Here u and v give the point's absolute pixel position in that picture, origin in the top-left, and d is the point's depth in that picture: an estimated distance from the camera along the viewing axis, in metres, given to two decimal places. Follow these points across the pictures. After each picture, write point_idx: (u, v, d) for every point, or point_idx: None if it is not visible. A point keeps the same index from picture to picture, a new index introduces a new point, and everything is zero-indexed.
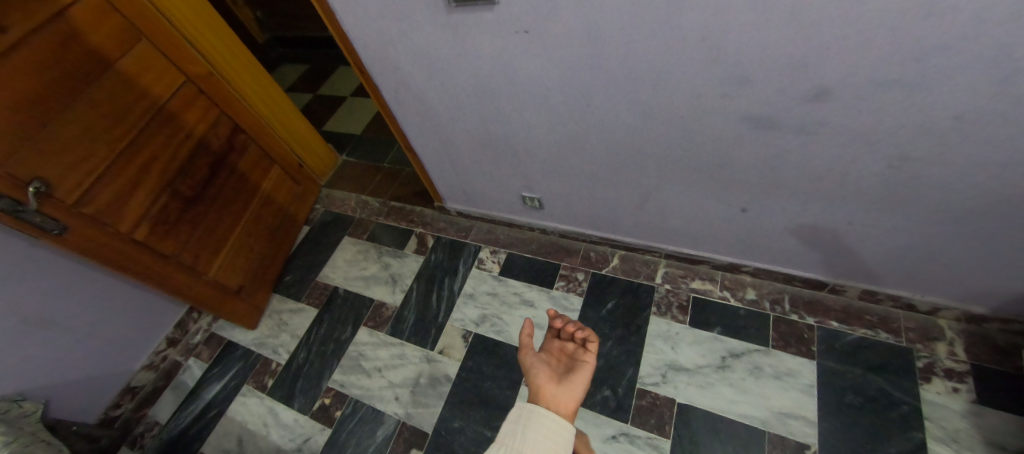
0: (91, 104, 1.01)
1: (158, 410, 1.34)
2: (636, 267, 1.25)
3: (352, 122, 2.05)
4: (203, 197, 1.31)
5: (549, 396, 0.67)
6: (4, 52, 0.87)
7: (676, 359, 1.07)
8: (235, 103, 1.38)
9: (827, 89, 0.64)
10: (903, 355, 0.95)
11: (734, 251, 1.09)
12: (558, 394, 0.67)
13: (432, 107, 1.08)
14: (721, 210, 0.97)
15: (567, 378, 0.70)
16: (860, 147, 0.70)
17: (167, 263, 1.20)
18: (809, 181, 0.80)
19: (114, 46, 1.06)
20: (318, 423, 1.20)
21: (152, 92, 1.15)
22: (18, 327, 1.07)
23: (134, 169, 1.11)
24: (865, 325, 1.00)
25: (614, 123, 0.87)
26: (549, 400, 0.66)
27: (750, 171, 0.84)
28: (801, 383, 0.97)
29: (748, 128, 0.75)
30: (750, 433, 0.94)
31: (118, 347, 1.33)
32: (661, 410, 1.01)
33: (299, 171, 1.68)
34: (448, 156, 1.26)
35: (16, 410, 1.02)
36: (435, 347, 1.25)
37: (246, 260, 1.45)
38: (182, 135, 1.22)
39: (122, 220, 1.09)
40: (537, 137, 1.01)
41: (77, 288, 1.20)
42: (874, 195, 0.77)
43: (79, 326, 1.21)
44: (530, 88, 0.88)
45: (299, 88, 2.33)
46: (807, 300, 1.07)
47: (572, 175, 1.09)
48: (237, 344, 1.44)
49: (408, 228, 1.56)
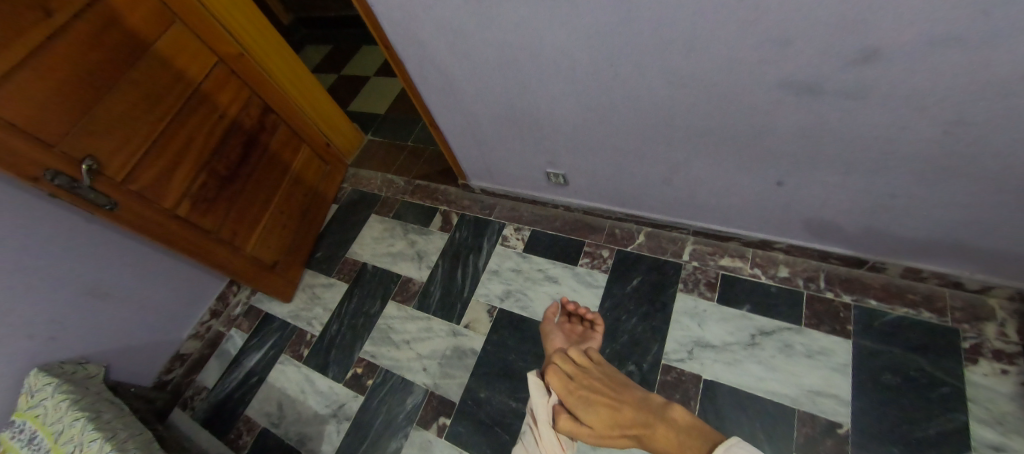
0: (132, 85, 1.06)
1: (206, 376, 1.43)
2: (662, 244, 1.23)
3: (377, 101, 2.06)
4: (238, 175, 1.36)
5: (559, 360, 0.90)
6: (51, 35, 0.92)
7: (702, 335, 1.06)
8: (265, 82, 1.41)
9: (877, 49, 0.60)
10: (947, 335, 0.90)
11: (767, 227, 1.05)
12: None
13: (457, 82, 1.08)
14: (755, 184, 0.93)
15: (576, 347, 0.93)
16: (912, 112, 0.65)
17: (209, 238, 1.27)
18: (853, 150, 0.76)
19: (149, 28, 1.09)
20: (351, 391, 1.26)
21: (188, 73, 1.18)
22: (79, 296, 1.17)
23: (174, 149, 1.17)
24: (906, 304, 0.96)
25: (641, 93, 0.85)
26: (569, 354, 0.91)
27: (787, 141, 0.80)
28: (835, 362, 0.94)
29: (787, 94, 0.71)
30: (779, 410, 0.93)
31: (168, 317, 1.43)
32: (686, 386, 1.01)
33: (327, 150, 1.72)
34: (472, 133, 1.26)
35: (82, 371, 1.13)
36: (460, 321, 1.28)
37: (280, 237, 1.51)
38: (216, 116, 1.27)
39: (166, 197, 1.15)
40: (562, 110, 0.99)
41: (130, 262, 1.29)
42: (926, 164, 0.72)
43: (132, 297, 1.30)
44: (555, 59, 0.86)
45: (325, 68, 2.36)
46: (844, 278, 1.03)
47: (597, 150, 1.07)
48: (274, 317, 1.51)
49: (433, 206, 1.58)
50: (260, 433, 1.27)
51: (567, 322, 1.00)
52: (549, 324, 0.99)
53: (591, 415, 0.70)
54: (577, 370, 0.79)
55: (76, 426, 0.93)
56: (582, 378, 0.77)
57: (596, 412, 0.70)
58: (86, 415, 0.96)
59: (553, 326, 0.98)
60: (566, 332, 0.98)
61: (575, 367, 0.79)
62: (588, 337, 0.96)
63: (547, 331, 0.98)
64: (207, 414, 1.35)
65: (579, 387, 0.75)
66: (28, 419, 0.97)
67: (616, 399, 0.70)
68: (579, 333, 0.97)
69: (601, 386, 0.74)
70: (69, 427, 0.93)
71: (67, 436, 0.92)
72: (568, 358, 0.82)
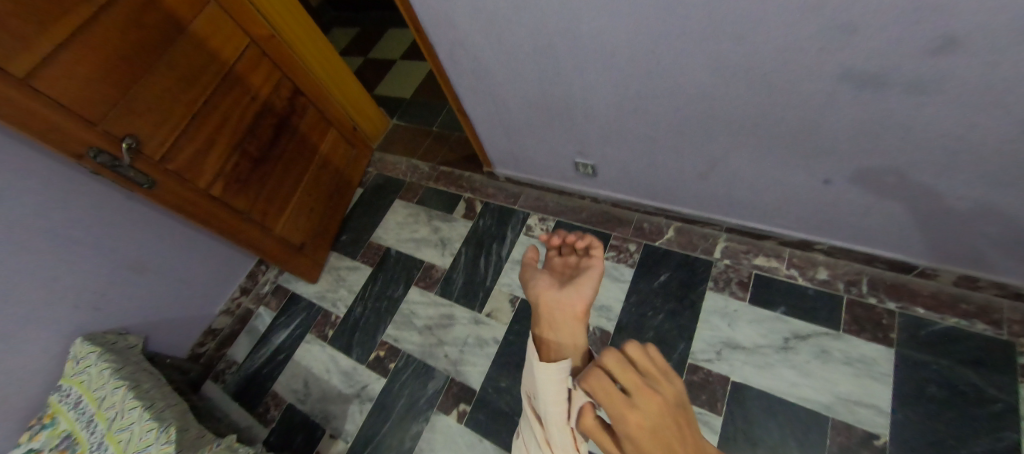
0: (170, 66, 1.07)
1: (236, 351, 1.49)
2: (693, 239, 1.19)
3: (403, 85, 2.05)
4: (269, 157, 1.38)
5: (551, 302, 0.70)
6: (94, 15, 0.93)
7: (733, 337, 1.02)
8: (296, 65, 1.42)
9: (957, 37, 0.54)
10: (1002, 350, 0.85)
11: (808, 226, 0.99)
12: (561, 297, 0.70)
13: (488, 66, 1.05)
14: (799, 180, 0.88)
15: (568, 284, 0.73)
16: (988, 108, 0.60)
17: (240, 218, 1.30)
18: (914, 149, 0.70)
19: (186, 8, 1.10)
20: (374, 372, 1.29)
21: (222, 54, 1.19)
22: (120, 270, 1.22)
23: (209, 130, 1.18)
24: (958, 313, 0.90)
25: (682, 80, 0.80)
26: (562, 292, 0.71)
27: (840, 137, 0.75)
28: (877, 372, 0.90)
29: (846, 86, 0.66)
30: (811, 417, 0.90)
31: (201, 293, 1.48)
32: (714, 387, 0.98)
33: (354, 134, 1.72)
34: (500, 119, 1.23)
35: (123, 342, 1.17)
36: (483, 310, 1.28)
37: (308, 219, 1.54)
38: (248, 97, 1.28)
39: (201, 177, 1.18)
40: (597, 97, 0.95)
41: (168, 239, 1.33)
42: (997, 166, 0.66)
43: (168, 272, 1.35)
44: (593, 43, 0.82)
45: (352, 51, 2.36)
46: (889, 284, 0.97)
47: (631, 140, 1.03)
48: (301, 297, 1.55)
49: (457, 193, 1.57)
50: (287, 408, 1.31)
51: (558, 259, 0.82)
52: (532, 269, 0.80)
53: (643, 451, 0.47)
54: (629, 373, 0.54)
55: (117, 394, 0.98)
56: (636, 388, 0.53)
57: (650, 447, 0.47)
58: (127, 383, 1.01)
59: (535, 269, 0.79)
60: (556, 269, 0.81)
61: (627, 371, 0.55)
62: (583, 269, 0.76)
63: (531, 275, 0.79)
64: (237, 388, 1.40)
65: (628, 400, 0.51)
66: (73, 384, 1.03)
67: (679, 441, 0.48)
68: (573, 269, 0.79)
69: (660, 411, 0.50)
70: (112, 394, 0.98)
71: (109, 402, 0.98)
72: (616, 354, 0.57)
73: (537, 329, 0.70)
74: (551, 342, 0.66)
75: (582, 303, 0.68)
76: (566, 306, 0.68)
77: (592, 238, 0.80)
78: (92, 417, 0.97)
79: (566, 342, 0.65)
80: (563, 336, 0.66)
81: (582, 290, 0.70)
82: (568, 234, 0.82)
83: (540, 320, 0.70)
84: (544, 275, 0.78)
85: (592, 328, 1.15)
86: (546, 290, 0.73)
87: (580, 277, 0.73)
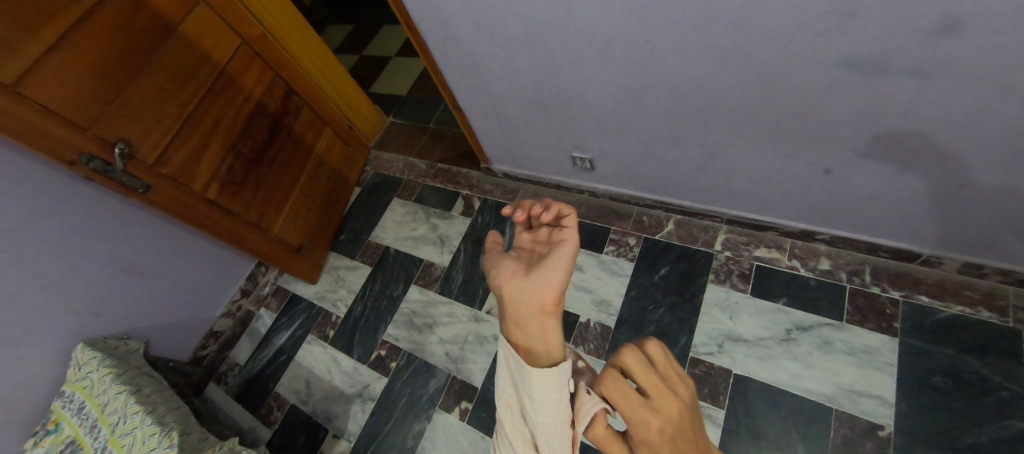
0: (160, 68, 1.06)
1: (238, 353, 1.49)
2: (693, 232, 1.18)
3: (399, 82, 2.04)
4: (264, 158, 1.37)
5: (514, 297, 0.56)
6: (81, 18, 0.92)
7: (735, 329, 1.02)
8: (288, 65, 1.40)
9: (960, 19, 0.52)
10: (1009, 336, 0.84)
11: (809, 216, 0.98)
12: (526, 289, 0.55)
13: (481, 61, 1.03)
14: (800, 171, 0.87)
15: (535, 269, 0.58)
16: (992, 92, 0.58)
17: (237, 220, 1.29)
18: (916, 136, 0.69)
19: (175, 9, 1.09)
20: (375, 372, 1.29)
21: (213, 55, 1.18)
22: (119, 275, 1.21)
23: (202, 132, 1.17)
24: (962, 301, 0.89)
25: (679, 71, 0.79)
26: (529, 280, 0.56)
27: (840, 125, 0.74)
28: (880, 362, 0.89)
29: (846, 73, 0.65)
30: (814, 409, 0.89)
31: (201, 296, 1.48)
32: (715, 380, 0.98)
33: (350, 133, 1.71)
34: (496, 115, 1.22)
35: (124, 347, 1.18)
36: (483, 307, 1.28)
37: (305, 220, 1.53)
38: (241, 99, 1.27)
39: (195, 180, 1.17)
40: (593, 90, 0.94)
41: (165, 243, 1.33)
42: (1002, 151, 0.65)
43: (167, 276, 1.35)
44: (587, 34, 0.80)
45: (347, 48, 2.34)
46: (893, 273, 0.96)
47: (629, 133, 1.01)
48: (301, 298, 1.54)
49: (455, 190, 1.56)
50: (289, 409, 1.31)
51: (527, 236, 0.67)
52: (500, 256, 0.65)
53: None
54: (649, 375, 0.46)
55: (119, 399, 0.98)
56: (655, 393, 0.45)
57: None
58: (128, 388, 1.01)
59: (498, 255, 0.65)
60: (523, 250, 0.65)
61: (646, 371, 0.47)
62: (554, 246, 0.60)
63: (497, 262, 0.64)
64: (240, 390, 1.41)
65: (649, 406, 0.43)
66: (76, 390, 1.03)
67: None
68: (543, 247, 0.63)
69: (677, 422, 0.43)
70: (114, 399, 0.98)
71: (112, 407, 0.97)
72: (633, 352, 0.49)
73: (505, 330, 0.56)
74: (525, 344, 0.52)
75: (551, 293, 0.54)
76: (531, 298, 0.54)
77: (561, 204, 0.64)
78: (95, 423, 0.97)
79: (537, 345, 0.51)
80: (534, 340, 0.52)
81: (551, 274, 0.56)
82: (534, 204, 0.66)
83: (506, 318, 0.56)
84: (512, 260, 0.63)
85: (592, 324, 1.14)
86: (511, 278, 0.58)
87: (550, 256, 0.58)
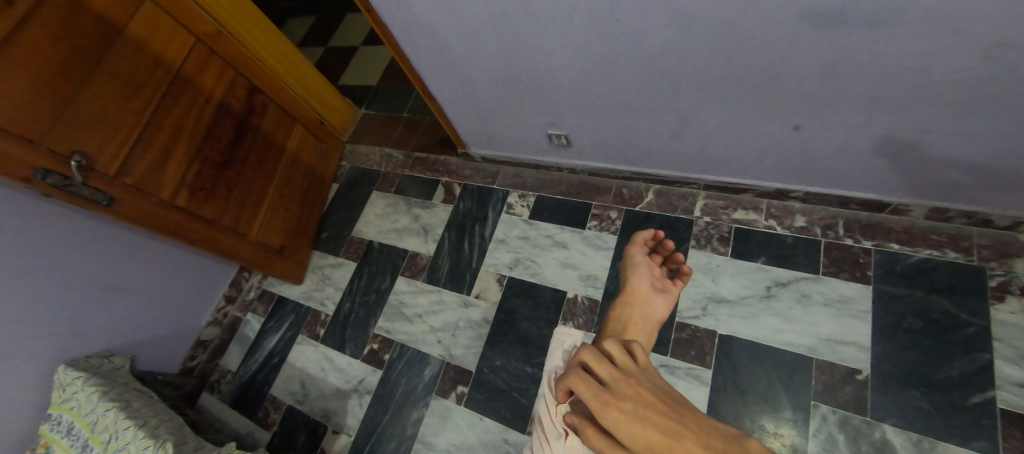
0: (110, 74, 1.01)
1: (229, 360, 1.47)
2: (672, 201, 1.19)
3: (368, 73, 1.98)
4: (234, 160, 1.33)
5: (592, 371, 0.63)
6: (18, 25, 0.86)
7: (717, 291, 1.04)
8: (248, 61, 1.35)
9: None
10: (973, 276, 0.88)
11: (783, 175, 1.00)
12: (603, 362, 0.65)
13: (447, 43, 1.01)
14: (771, 129, 0.88)
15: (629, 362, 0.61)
16: (949, 36, 0.59)
17: (210, 226, 1.26)
18: (879, 85, 0.70)
19: (118, 9, 1.03)
20: (369, 366, 1.29)
21: (166, 56, 1.13)
22: (95, 292, 1.18)
23: (163, 139, 1.13)
24: (930, 245, 0.93)
25: (647, 39, 0.78)
26: (647, 304, 0.79)
27: (805, 82, 0.75)
28: (855, 310, 0.93)
29: (806, 27, 0.65)
30: (796, 360, 0.93)
31: (182, 307, 1.45)
32: (702, 342, 1.00)
33: (321, 128, 1.67)
34: (468, 97, 1.20)
35: (108, 364, 1.16)
36: (471, 292, 1.28)
37: (284, 221, 1.51)
38: (202, 100, 1.22)
39: (163, 188, 1.14)
40: (561, 64, 0.93)
41: (138, 255, 1.29)
42: (959, 96, 0.66)
43: (145, 290, 1.32)
44: (550, 8, 0.79)
45: (310, 41, 2.26)
46: (865, 223, 0.99)
47: (601, 105, 1.01)
48: (287, 299, 1.53)
49: (434, 178, 1.54)
50: (286, 410, 1.31)
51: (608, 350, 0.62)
52: (637, 251, 0.86)
53: (635, 435, 0.47)
54: (627, 362, 0.57)
55: (108, 416, 0.96)
56: (622, 381, 0.53)
57: (643, 434, 0.46)
58: (117, 404, 0.99)
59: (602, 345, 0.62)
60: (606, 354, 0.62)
61: (610, 367, 0.56)
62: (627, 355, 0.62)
63: (635, 259, 0.85)
64: (234, 397, 1.40)
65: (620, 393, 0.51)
66: (63, 412, 1.01)
67: (674, 425, 0.47)
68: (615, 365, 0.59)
69: (654, 394, 0.51)
70: (103, 417, 0.96)
71: (102, 425, 0.96)
72: (598, 354, 0.58)
73: (613, 309, 0.80)
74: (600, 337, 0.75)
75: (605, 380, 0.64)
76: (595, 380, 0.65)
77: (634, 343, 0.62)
78: (87, 442, 0.95)
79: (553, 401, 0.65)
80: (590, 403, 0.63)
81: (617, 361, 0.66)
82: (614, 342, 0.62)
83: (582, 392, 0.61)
84: (644, 267, 0.84)
85: (580, 298, 1.16)
86: (641, 286, 0.80)
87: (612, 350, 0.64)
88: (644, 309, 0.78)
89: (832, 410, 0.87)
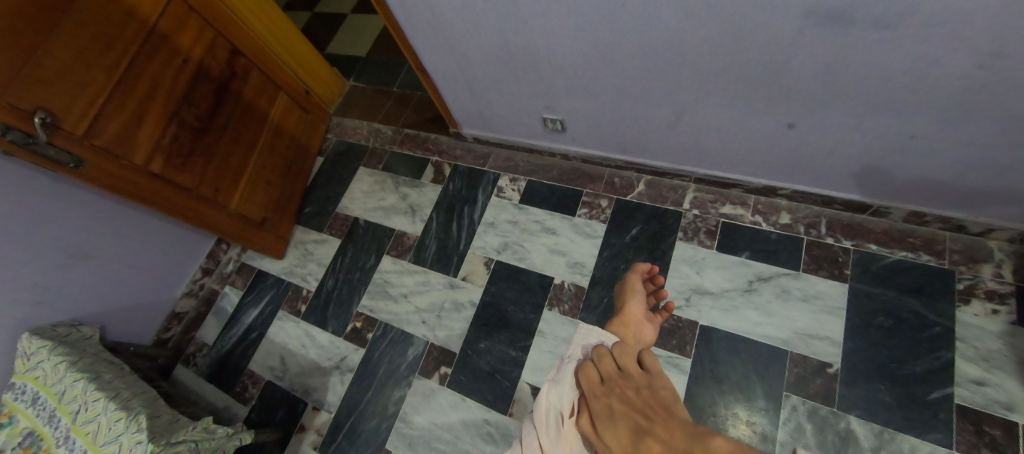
0: (79, 24, 0.94)
1: (206, 333, 1.44)
2: (663, 192, 1.20)
3: (357, 43, 1.90)
4: (213, 127, 1.28)
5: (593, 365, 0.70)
6: None
7: (700, 283, 1.06)
8: (230, 21, 1.27)
9: None
10: (943, 278, 0.92)
11: (772, 172, 1.01)
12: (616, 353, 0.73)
13: (444, 17, 0.97)
14: (765, 126, 0.88)
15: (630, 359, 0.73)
16: (950, 41, 0.59)
17: (187, 195, 1.21)
18: (876, 88, 0.70)
19: None
20: (352, 344, 1.28)
21: (141, 10, 1.05)
22: (61, 258, 1.13)
23: (136, 99, 1.07)
24: (906, 247, 0.96)
25: (651, 26, 0.76)
26: (640, 327, 0.84)
27: (805, 81, 0.75)
28: (831, 306, 0.96)
29: (811, 24, 0.64)
30: (772, 352, 0.96)
31: (157, 277, 1.41)
32: (683, 332, 1.03)
33: (307, 98, 1.61)
34: (463, 75, 1.16)
35: (76, 333, 1.11)
36: (457, 274, 1.28)
37: (266, 193, 1.46)
38: (179, 60, 1.15)
39: (136, 152, 1.08)
40: (561, 47, 0.90)
41: (109, 223, 1.23)
42: (951, 103, 0.67)
43: (116, 258, 1.26)
44: None
45: (297, 6, 2.15)
46: (846, 224, 1.02)
47: (599, 92, 0.99)
48: (268, 274, 1.49)
49: (424, 157, 1.50)
50: (265, 386, 1.29)
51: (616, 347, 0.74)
52: (635, 277, 0.91)
53: (613, 428, 0.59)
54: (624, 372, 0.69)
55: (77, 387, 0.93)
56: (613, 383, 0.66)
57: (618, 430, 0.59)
58: (86, 375, 0.95)
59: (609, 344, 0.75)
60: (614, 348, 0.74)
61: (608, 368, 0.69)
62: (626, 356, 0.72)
63: (634, 284, 0.89)
64: (210, 370, 1.37)
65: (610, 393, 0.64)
66: (27, 381, 0.97)
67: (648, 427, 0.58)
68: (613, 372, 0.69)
69: (640, 395, 0.64)
70: (71, 387, 0.93)
71: (69, 396, 0.92)
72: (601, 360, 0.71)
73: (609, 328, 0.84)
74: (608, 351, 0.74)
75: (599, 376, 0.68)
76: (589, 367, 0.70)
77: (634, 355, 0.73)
78: (53, 412, 0.91)
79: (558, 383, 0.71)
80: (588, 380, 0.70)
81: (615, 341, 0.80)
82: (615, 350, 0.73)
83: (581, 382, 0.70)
84: (641, 294, 0.88)
85: (567, 284, 1.16)
86: (637, 309, 0.85)
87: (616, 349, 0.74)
88: (636, 330, 0.83)
89: (802, 401, 0.90)
